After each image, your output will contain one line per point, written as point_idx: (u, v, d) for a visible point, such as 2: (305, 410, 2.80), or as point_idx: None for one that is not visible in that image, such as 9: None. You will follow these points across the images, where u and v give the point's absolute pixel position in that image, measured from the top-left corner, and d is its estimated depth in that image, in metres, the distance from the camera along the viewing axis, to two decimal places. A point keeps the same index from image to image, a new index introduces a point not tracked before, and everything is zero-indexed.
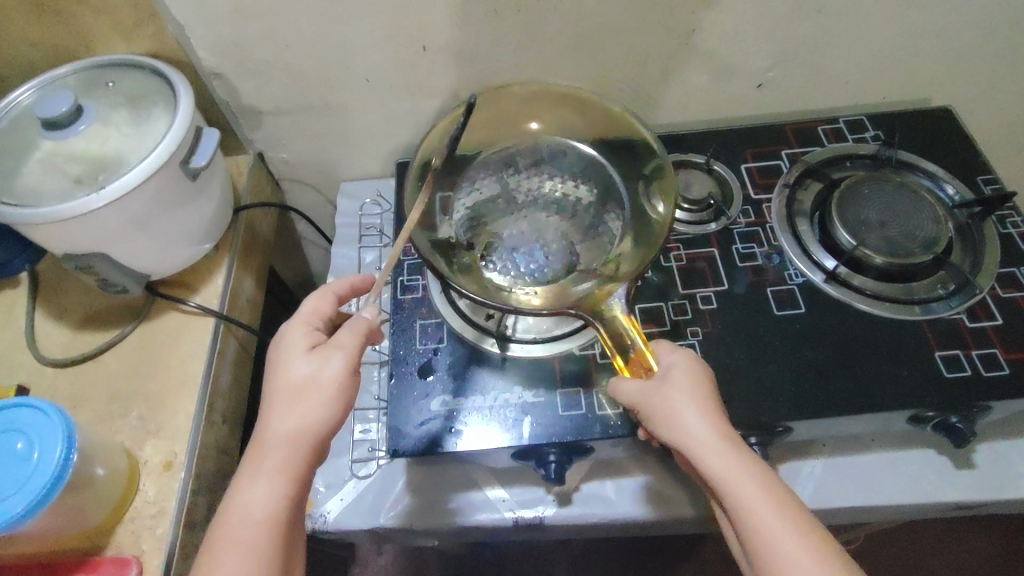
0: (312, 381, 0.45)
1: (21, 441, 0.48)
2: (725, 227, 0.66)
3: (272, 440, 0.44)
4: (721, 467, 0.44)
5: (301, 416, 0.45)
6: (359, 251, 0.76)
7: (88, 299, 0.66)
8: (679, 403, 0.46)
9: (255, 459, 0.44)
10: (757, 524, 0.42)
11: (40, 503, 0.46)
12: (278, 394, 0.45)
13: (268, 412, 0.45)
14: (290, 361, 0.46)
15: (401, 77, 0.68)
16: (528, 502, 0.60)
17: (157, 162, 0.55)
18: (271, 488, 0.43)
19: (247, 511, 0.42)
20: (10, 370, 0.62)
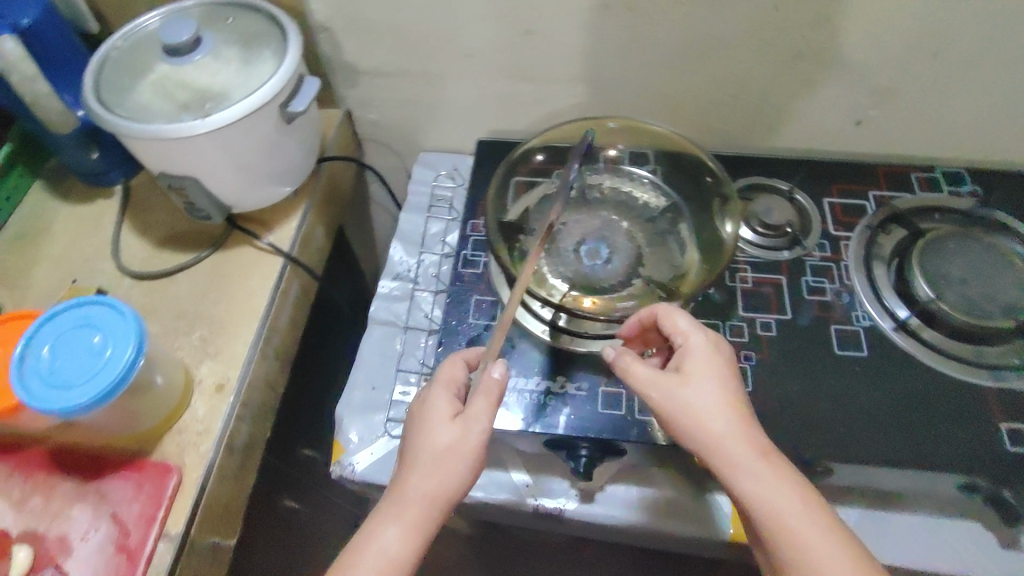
0: (452, 447, 0.46)
1: (98, 336, 0.51)
2: (798, 256, 0.65)
3: (409, 496, 0.45)
4: (745, 470, 0.43)
5: (439, 482, 0.45)
6: (426, 221, 0.77)
7: (171, 220, 0.70)
8: (695, 392, 0.46)
9: (389, 508, 0.45)
10: (779, 520, 0.41)
11: (103, 398, 0.48)
12: (418, 453, 0.46)
13: (409, 469, 0.46)
14: (433, 425, 0.47)
15: (498, 58, 0.69)
16: (550, 492, 0.59)
17: (261, 100, 0.58)
18: (401, 544, 0.43)
19: (376, 561, 0.43)
20: (91, 273, 0.66)
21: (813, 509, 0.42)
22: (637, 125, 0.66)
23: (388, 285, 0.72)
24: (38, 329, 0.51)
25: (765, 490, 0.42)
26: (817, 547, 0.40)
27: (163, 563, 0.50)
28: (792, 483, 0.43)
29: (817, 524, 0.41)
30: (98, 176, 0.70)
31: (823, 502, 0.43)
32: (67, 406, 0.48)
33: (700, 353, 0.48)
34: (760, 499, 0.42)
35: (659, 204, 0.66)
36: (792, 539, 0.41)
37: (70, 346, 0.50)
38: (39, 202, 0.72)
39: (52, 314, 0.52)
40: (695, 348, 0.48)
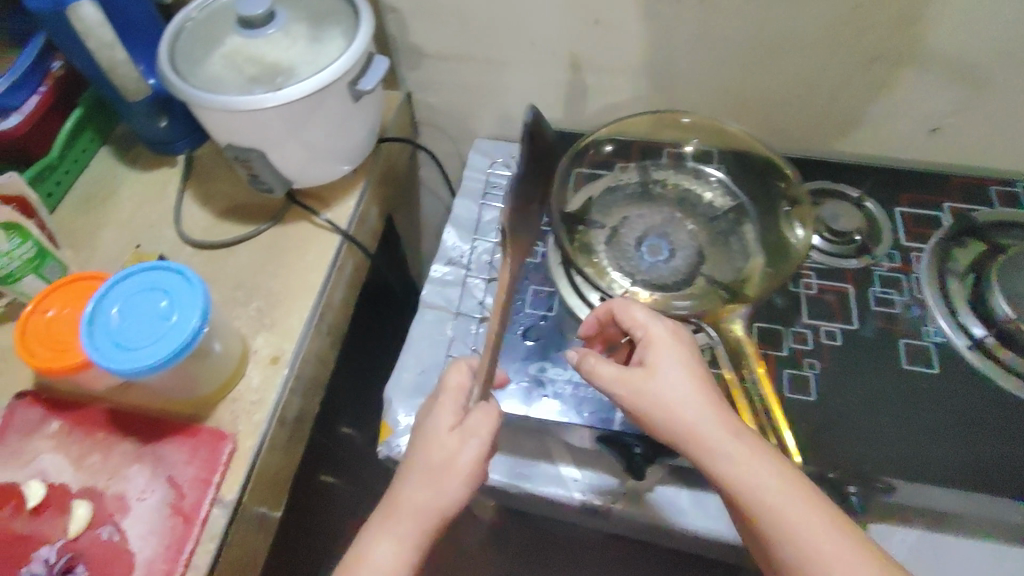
0: (449, 461, 0.46)
1: (165, 301, 0.52)
2: (866, 266, 0.63)
3: (403, 508, 0.46)
4: (722, 456, 0.43)
5: (434, 497, 0.45)
6: (479, 208, 0.76)
7: (233, 193, 0.71)
8: (661, 382, 0.46)
9: (383, 518, 0.46)
10: (763, 504, 0.41)
11: (166, 361, 0.49)
12: (413, 465, 0.47)
13: (403, 481, 0.47)
14: (431, 439, 0.47)
15: (565, 46, 0.68)
16: (599, 488, 0.59)
17: (330, 78, 0.58)
18: (394, 558, 0.44)
19: (371, 574, 0.44)
20: (153, 240, 0.67)
21: (794, 490, 0.42)
22: (718, 124, 0.63)
23: (440, 270, 0.72)
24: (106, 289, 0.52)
25: (745, 475, 0.42)
26: (804, 528, 0.41)
27: (216, 527, 0.51)
28: (771, 464, 0.43)
29: (803, 501, 0.41)
30: (164, 145, 0.71)
31: (804, 479, 0.43)
32: (133, 367, 0.48)
33: (663, 343, 0.48)
34: (742, 487, 0.42)
35: (721, 206, 0.65)
36: (779, 523, 0.41)
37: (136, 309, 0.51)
38: (105, 168, 0.73)
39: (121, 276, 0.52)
40: (656, 338, 0.48)
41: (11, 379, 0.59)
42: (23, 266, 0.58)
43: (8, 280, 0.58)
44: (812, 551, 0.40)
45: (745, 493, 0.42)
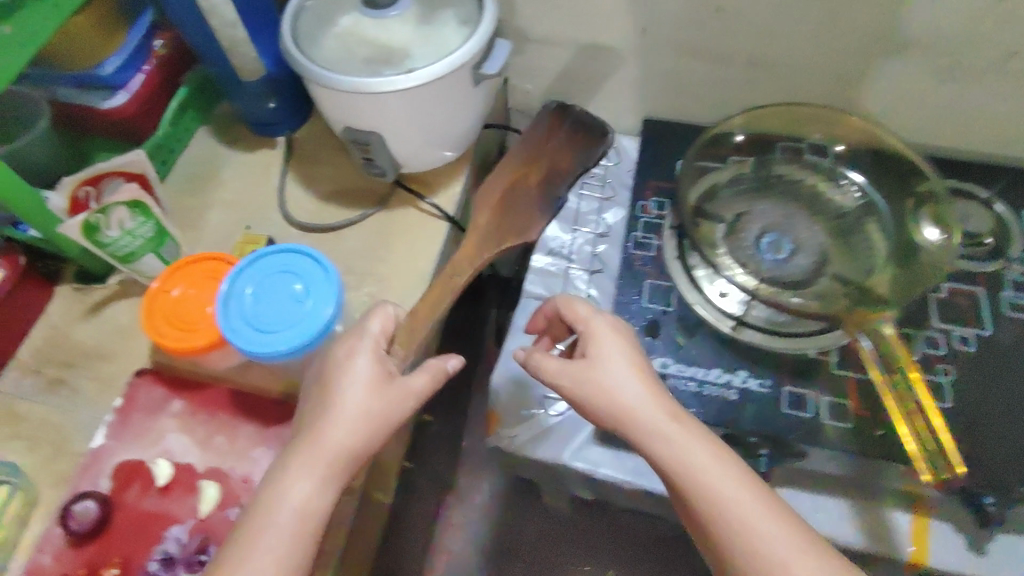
0: (374, 407, 0.46)
1: (299, 285, 0.51)
2: (998, 269, 0.60)
3: (323, 447, 0.44)
4: (663, 435, 0.46)
5: (343, 436, 0.45)
6: (578, 197, 0.75)
7: (334, 174, 0.69)
8: (611, 369, 0.49)
9: (304, 458, 0.44)
10: (699, 482, 0.44)
11: (302, 348, 0.48)
12: (337, 406, 0.45)
13: (325, 423, 0.45)
14: (341, 377, 0.47)
15: (680, 34, 0.66)
16: None
17: (450, 68, 0.56)
18: (314, 495, 0.43)
19: (289, 509, 0.42)
20: (261, 221, 0.67)
21: (741, 474, 0.44)
22: (849, 118, 0.60)
23: (542, 260, 0.71)
24: (250, 265, 0.52)
25: (685, 452, 0.45)
26: (752, 512, 0.43)
27: (344, 514, 0.51)
28: (703, 441, 0.46)
29: (734, 479, 0.44)
30: (267, 126, 0.71)
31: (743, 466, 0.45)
32: (273, 349, 0.48)
33: (606, 336, 0.51)
34: (685, 468, 0.45)
35: (854, 207, 0.63)
36: (714, 502, 0.43)
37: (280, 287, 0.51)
38: (208, 148, 0.73)
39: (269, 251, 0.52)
40: (599, 329, 0.51)
41: (133, 357, 0.60)
42: (144, 245, 0.58)
43: (131, 258, 0.58)
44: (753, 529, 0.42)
45: (686, 470, 0.45)
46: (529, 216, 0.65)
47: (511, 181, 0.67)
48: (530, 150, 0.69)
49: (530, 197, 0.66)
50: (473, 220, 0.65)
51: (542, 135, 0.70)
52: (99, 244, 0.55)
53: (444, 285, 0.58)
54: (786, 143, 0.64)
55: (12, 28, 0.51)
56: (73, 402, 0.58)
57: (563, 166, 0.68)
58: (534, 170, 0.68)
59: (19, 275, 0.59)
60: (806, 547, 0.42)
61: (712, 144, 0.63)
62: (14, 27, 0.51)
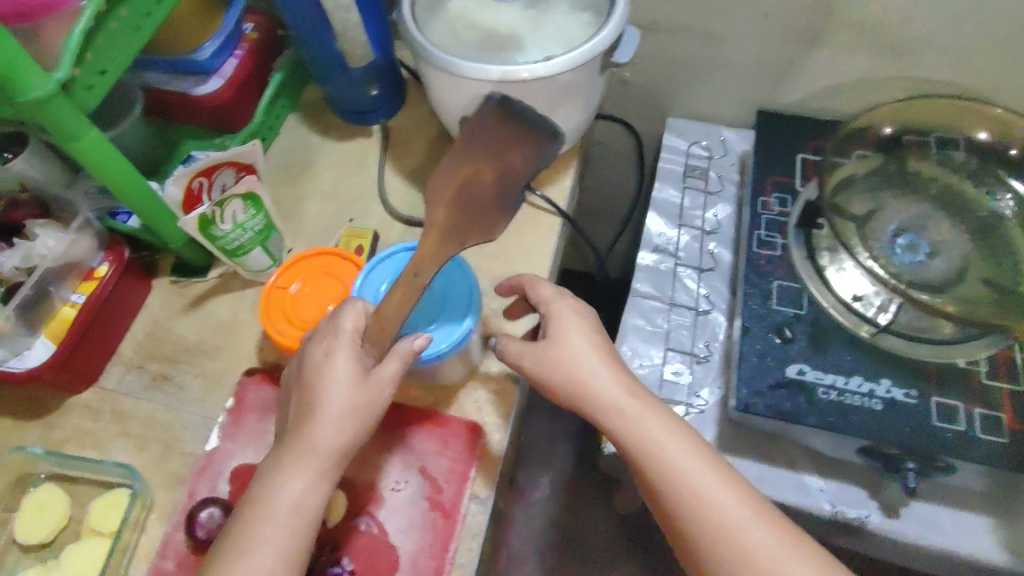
0: (357, 401, 0.43)
1: (437, 285, 0.52)
2: None
3: (315, 447, 0.42)
4: (639, 427, 0.45)
5: (331, 434, 0.42)
6: (682, 192, 0.72)
7: (435, 166, 0.67)
8: (577, 352, 0.47)
9: (294, 457, 0.41)
10: (677, 478, 0.43)
11: (448, 348, 0.49)
12: (323, 403, 0.42)
13: (312, 420, 0.42)
14: (326, 371, 0.43)
15: (806, 20, 0.62)
16: (847, 499, 0.56)
17: (590, 53, 0.53)
18: (309, 494, 0.41)
19: (284, 510, 0.40)
20: (362, 214, 0.64)
21: (709, 465, 0.44)
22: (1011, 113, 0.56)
23: (649, 258, 0.68)
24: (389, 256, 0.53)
25: (658, 444, 0.44)
26: (725, 508, 0.42)
27: (477, 524, 0.49)
28: (681, 438, 0.45)
29: (718, 478, 0.43)
30: (363, 113, 0.68)
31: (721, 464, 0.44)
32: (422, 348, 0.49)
33: (563, 315, 0.49)
34: (658, 459, 0.44)
35: (1006, 212, 0.58)
36: (693, 500, 0.42)
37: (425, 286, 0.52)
38: (298, 136, 0.70)
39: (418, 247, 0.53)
40: (559, 309, 0.49)
41: (238, 354, 0.58)
42: (253, 238, 0.56)
43: (239, 253, 0.56)
44: (732, 528, 0.41)
45: (657, 463, 0.44)
46: (486, 213, 0.47)
47: (460, 178, 0.47)
48: (474, 142, 0.47)
49: (484, 199, 0.47)
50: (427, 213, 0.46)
51: (483, 130, 0.47)
52: (211, 239, 0.52)
53: (410, 284, 0.45)
54: (927, 137, 0.61)
55: (128, 9, 0.46)
56: (179, 400, 0.56)
57: (513, 168, 0.47)
58: (486, 164, 0.47)
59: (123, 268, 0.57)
60: (784, 544, 0.41)
61: (852, 138, 0.60)
62: (129, 9, 0.46)
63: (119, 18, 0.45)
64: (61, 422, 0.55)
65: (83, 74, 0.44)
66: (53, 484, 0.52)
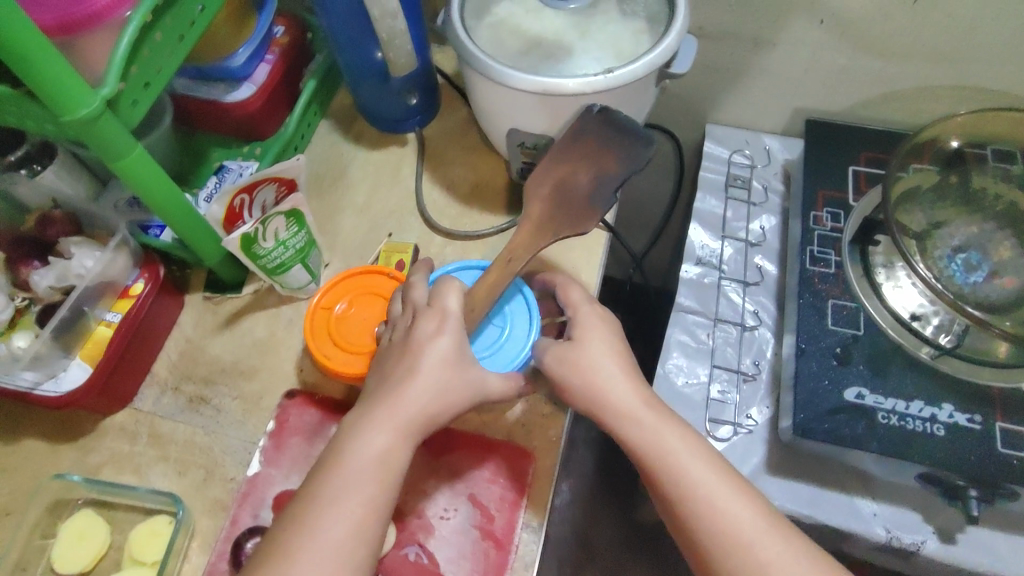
0: (455, 375, 0.43)
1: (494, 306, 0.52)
2: None
3: (406, 406, 0.41)
4: (653, 432, 0.43)
5: (428, 400, 0.42)
6: (725, 203, 0.70)
7: (474, 176, 0.64)
8: (597, 356, 0.46)
9: (383, 413, 0.41)
10: (689, 490, 0.41)
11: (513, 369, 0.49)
12: (422, 359, 0.43)
13: (406, 382, 0.42)
14: (428, 336, 0.43)
15: (864, 27, 0.60)
16: (903, 524, 0.53)
17: (651, 65, 0.51)
18: (388, 455, 0.40)
19: (359, 463, 0.40)
20: (400, 227, 0.62)
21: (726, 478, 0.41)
22: None
23: (692, 271, 0.66)
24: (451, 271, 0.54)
25: (671, 454, 0.42)
26: (740, 520, 0.40)
27: (529, 555, 0.48)
28: (698, 449, 0.43)
29: (740, 498, 0.41)
30: (398, 120, 0.66)
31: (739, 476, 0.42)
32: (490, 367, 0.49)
33: (591, 321, 0.48)
34: (671, 469, 0.42)
35: None
36: (706, 511, 0.40)
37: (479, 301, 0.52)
38: (330, 145, 0.68)
39: (480, 263, 0.54)
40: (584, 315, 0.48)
41: (276, 374, 0.56)
42: (294, 255, 0.54)
43: (280, 270, 0.54)
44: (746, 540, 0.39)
45: (670, 473, 0.42)
46: (582, 209, 0.49)
47: (558, 175, 0.50)
48: (572, 142, 0.50)
49: (578, 196, 0.49)
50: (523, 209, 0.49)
51: (582, 130, 0.50)
52: (254, 257, 0.51)
53: (505, 268, 0.47)
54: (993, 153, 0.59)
55: (173, 19, 0.46)
56: (217, 422, 0.54)
57: (607, 169, 0.49)
58: (583, 164, 0.50)
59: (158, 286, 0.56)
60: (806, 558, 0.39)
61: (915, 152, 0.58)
62: (174, 19, 0.46)
63: (163, 29, 0.45)
64: (97, 445, 0.54)
65: (129, 89, 0.44)
66: (90, 510, 0.50)
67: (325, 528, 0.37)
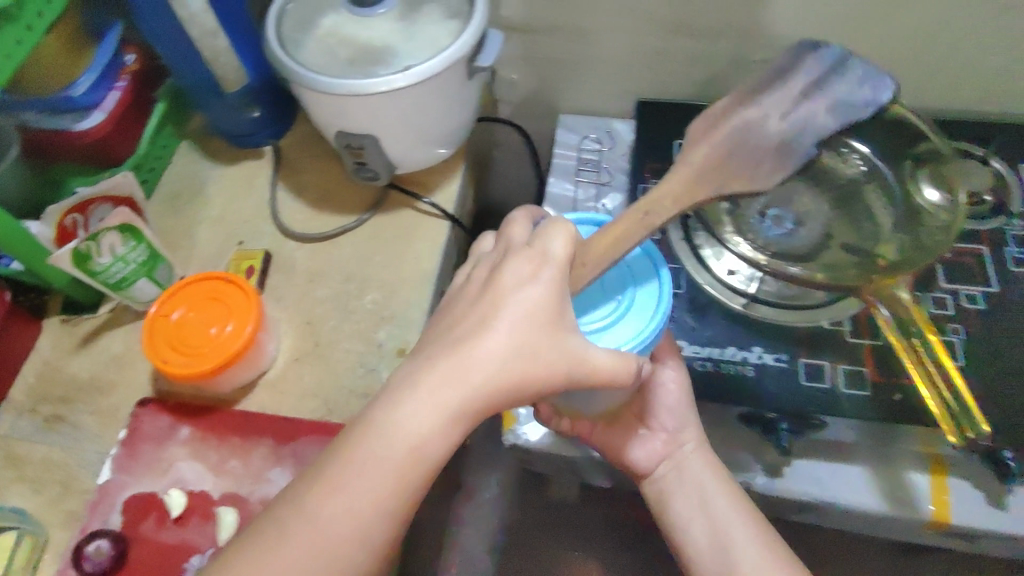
0: (525, 346, 0.38)
1: (620, 279, 0.48)
2: (1000, 226, 0.60)
3: (466, 377, 0.37)
4: (707, 479, 0.52)
5: (491, 376, 0.37)
6: (575, 186, 0.73)
7: (324, 180, 0.68)
8: (682, 411, 0.54)
9: (433, 379, 0.38)
10: (724, 527, 0.50)
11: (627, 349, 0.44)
12: (497, 315, 0.38)
13: (469, 347, 0.38)
14: (503, 290, 0.39)
15: (668, 10, 0.65)
16: (736, 465, 0.57)
17: (451, 58, 0.54)
18: (430, 428, 0.37)
19: (395, 435, 0.37)
20: (253, 235, 0.65)
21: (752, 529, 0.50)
22: None
23: None
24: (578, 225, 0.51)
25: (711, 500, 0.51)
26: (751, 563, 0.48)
27: None
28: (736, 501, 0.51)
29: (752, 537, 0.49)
30: (247, 136, 0.68)
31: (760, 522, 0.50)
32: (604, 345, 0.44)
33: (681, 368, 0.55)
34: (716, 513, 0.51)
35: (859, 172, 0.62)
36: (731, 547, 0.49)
37: (611, 274, 0.48)
38: (189, 164, 0.70)
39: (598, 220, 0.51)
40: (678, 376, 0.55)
41: (131, 386, 0.58)
42: (137, 269, 0.56)
43: (124, 285, 0.56)
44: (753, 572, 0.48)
45: (715, 514, 0.51)
46: (757, 161, 0.45)
47: (740, 118, 0.46)
48: (773, 78, 0.48)
49: (761, 145, 0.46)
50: (687, 151, 0.46)
51: (788, 65, 0.49)
52: (90, 273, 0.53)
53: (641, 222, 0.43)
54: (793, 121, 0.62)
55: None
56: (76, 439, 0.56)
57: (815, 114, 0.46)
58: (777, 107, 0.46)
59: (8, 310, 0.57)
60: None
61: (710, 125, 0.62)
62: None
63: None
64: None
65: None
66: None
67: (352, 494, 0.37)
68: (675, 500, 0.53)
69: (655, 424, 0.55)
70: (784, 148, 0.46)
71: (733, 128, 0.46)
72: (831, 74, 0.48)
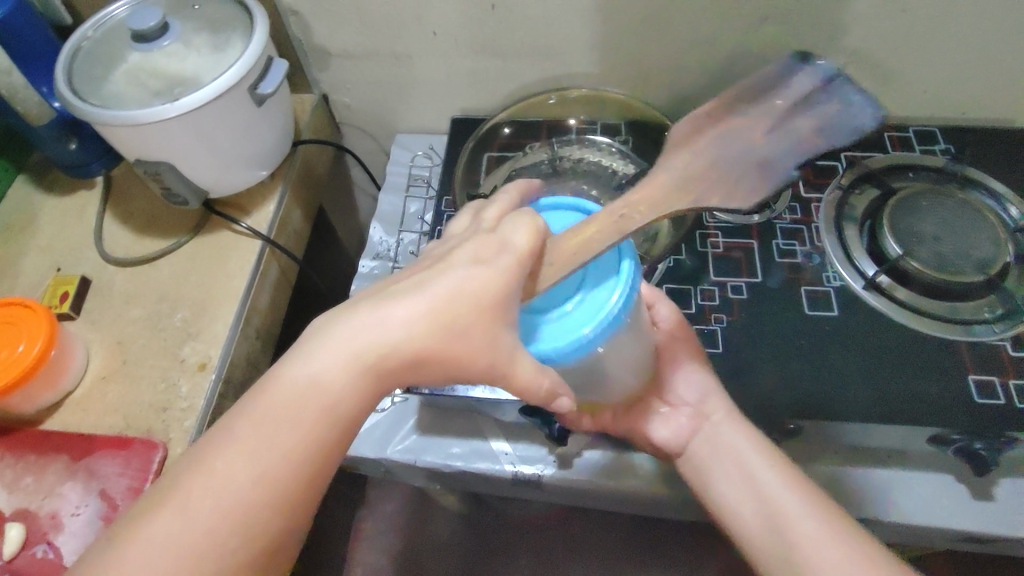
0: (449, 297, 0.36)
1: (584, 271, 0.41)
2: (769, 220, 0.65)
3: (385, 336, 0.35)
4: (742, 448, 0.48)
5: (404, 335, 0.35)
6: (404, 200, 0.76)
7: (151, 207, 0.71)
8: (707, 383, 0.53)
9: (355, 339, 0.35)
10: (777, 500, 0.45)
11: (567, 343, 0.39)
12: (427, 284, 0.36)
13: (386, 309, 0.36)
14: (447, 265, 0.37)
15: (467, 34, 0.69)
16: (528, 458, 0.60)
17: (225, 86, 0.58)
18: (342, 381, 0.35)
19: (306, 386, 0.35)
20: (77, 261, 0.68)
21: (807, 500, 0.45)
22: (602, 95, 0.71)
23: (367, 265, 0.71)
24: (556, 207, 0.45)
25: (763, 473, 0.47)
26: (811, 538, 0.42)
27: None
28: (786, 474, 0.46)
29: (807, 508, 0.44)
30: (80, 166, 0.71)
31: (819, 494, 0.45)
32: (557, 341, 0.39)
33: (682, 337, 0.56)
34: (765, 487, 0.46)
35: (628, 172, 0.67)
36: (791, 523, 0.44)
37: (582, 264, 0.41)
38: (23, 197, 0.73)
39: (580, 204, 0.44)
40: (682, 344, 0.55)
41: None
42: None
43: None
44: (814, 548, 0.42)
45: (759, 488, 0.46)
46: (733, 182, 0.44)
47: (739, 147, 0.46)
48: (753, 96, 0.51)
49: (735, 166, 0.45)
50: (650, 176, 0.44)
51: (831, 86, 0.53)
52: None
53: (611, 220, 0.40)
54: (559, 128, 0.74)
55: None
56: None
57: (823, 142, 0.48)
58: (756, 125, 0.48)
59: None
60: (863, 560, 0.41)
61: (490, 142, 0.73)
62: None
63: None
64: None
65: None
66: None
67: (250, 446, 0.34)
68: (713, 475, 0.49)
69: (675, 398, 0.54)
70: (764, 168, 0.46)
71: (722, 133, 0.47)
72: (824, 90, 0.53)
